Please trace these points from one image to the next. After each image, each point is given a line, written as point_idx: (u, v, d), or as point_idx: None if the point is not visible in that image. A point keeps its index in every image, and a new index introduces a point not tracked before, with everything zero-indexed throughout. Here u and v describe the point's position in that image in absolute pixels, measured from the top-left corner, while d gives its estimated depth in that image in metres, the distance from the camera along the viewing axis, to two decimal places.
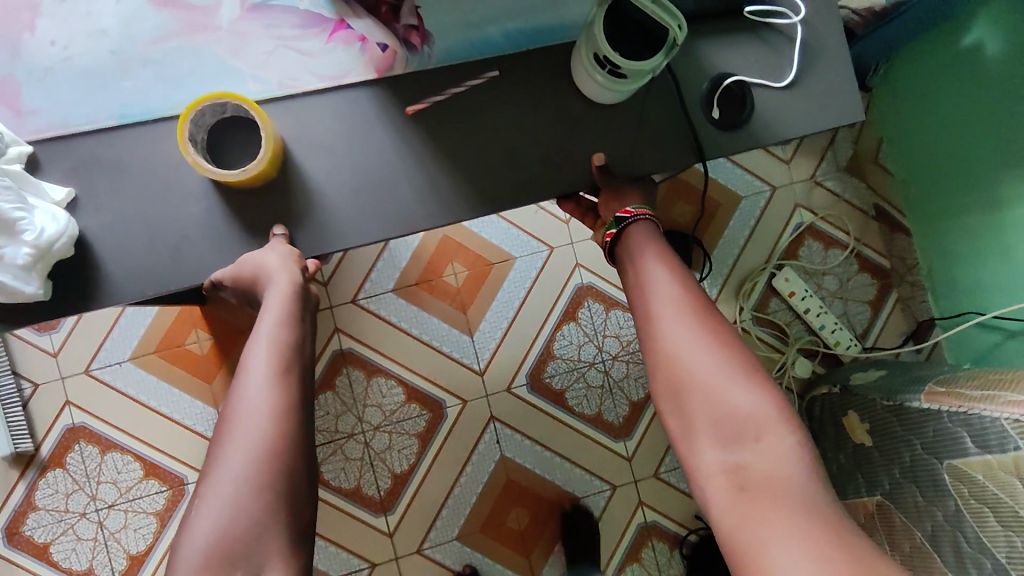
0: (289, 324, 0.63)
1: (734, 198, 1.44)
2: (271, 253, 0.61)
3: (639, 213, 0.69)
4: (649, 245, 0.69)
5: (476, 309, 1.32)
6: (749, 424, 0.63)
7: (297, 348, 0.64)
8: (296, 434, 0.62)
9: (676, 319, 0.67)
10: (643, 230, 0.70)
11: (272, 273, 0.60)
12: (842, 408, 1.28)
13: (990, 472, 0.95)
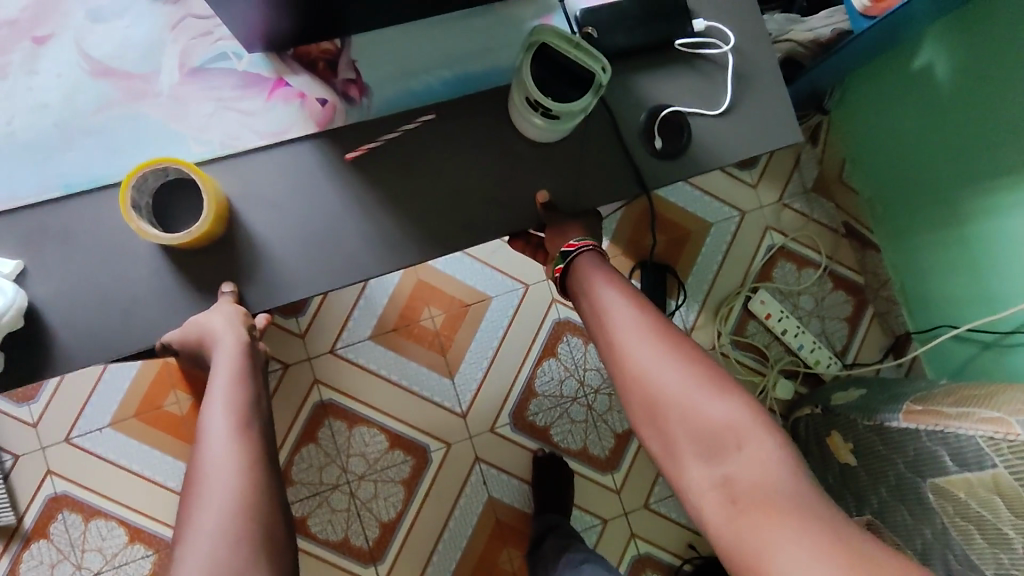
0: (243, 380, 0.62)
1: (703, 224, 1.45)
2: (219, 316, 0.62)
3: (583, 246, 0.69)
4: (599, 273, 0.69)
5: (454, 350, 1.32)
6: (730, 433, 0.59)
7: (255, 405, 0.62)
8: (267, 483, 0.58)
9: (638, 338, 0.65)
10: (589, 260, 0.70)
11: (219, 335, 0.61)
12: (825, 427, 1.27)
13: (971, 490, 0.94)
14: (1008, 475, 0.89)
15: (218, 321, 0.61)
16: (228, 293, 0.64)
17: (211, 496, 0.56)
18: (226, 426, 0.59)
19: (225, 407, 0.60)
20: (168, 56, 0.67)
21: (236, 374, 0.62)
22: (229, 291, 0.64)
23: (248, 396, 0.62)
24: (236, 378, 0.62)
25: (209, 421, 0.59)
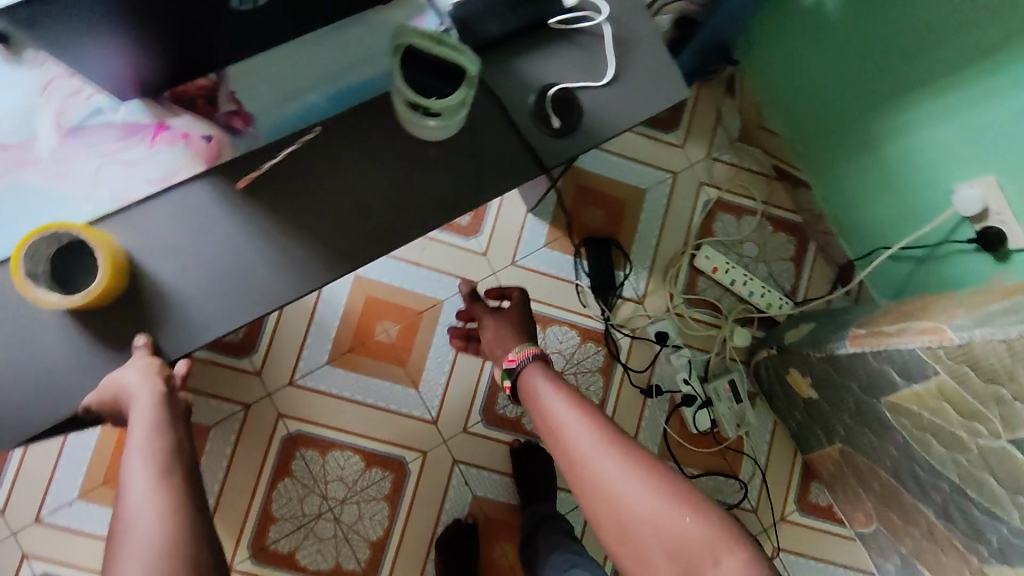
0: (162, 430, 0.60)
1: (637, 192, 1.46)
2: (135, 370, 0.61)
3: (525, 353, 0.82)
4: (543, 381, 0.78)
5: (414, 360, 1.32)
6: (702, 551, 0.62)
7: (176, 452, 0.60)
8: (195, 528, 0.57)
9: (600, 456, 0.69)
10: (533, 366, 0.80)
11: (135, 388, 0.60)
12: (784, 367, 1.29)
13: (923, 403, 1.00)
14: (952, 381, 0.93)
15: (136, 376, 0.61)
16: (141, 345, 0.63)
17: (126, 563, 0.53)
18: (145, 479, 0.56)
19: (144, 460, 0.57)
20: (43, 120, 0.66)
21: (156, 423, 0.60)
22: (141, 344, 0.63)
23: (169, 447, 0.59)
24: (157, 430, 0.59)
25: (128, 472, 0.57)
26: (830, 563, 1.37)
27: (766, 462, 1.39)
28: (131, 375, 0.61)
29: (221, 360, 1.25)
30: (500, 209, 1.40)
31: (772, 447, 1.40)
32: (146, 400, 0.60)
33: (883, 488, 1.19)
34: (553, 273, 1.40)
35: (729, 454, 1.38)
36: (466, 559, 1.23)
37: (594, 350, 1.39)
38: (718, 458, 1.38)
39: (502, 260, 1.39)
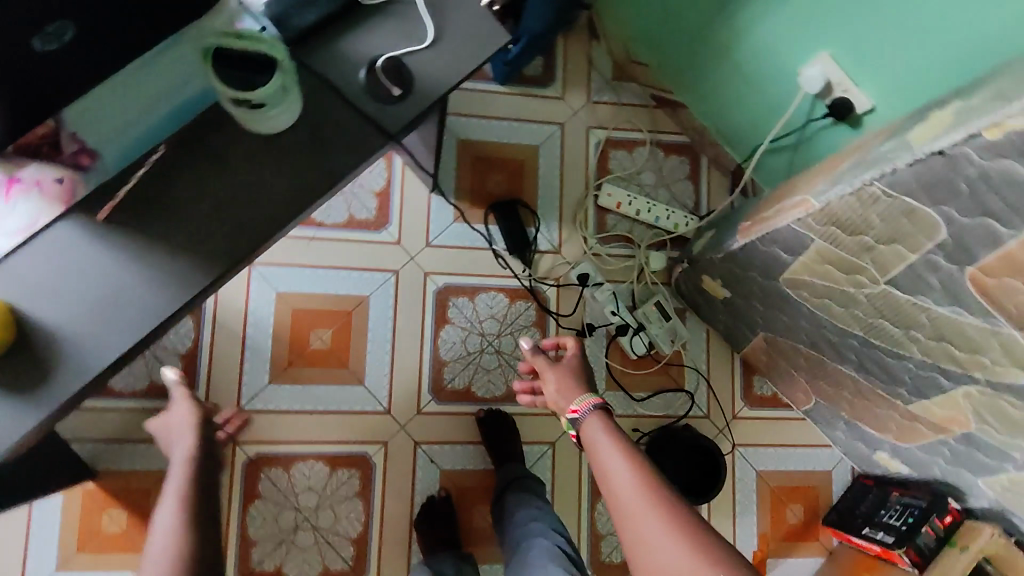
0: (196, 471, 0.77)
1: (531, 149, 1.50)
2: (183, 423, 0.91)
3: (588, 404, 0.95)
4: (603, 433, 0.91)
5: (354, 358, 1.35)
6: None
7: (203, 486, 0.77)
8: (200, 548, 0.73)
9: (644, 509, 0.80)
10: (596, 420, 0.93)
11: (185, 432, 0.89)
12: (697, 276, 1.38)
13: (813, 270, 1.08)
14: (826, 244, 1.02)
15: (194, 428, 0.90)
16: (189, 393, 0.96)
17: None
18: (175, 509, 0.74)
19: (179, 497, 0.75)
20: None
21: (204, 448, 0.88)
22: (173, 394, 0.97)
23: (205, 467, 0.85)
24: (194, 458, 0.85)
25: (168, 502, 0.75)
26: (785, 446, 1.48)
27: (707, 370, 1.49)
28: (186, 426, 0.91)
29: (165, 404, 1.27)
30: (403, 196, 1.42)
31: (709, 354, 1.49)
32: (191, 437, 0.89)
33: (810, 362, 1.29)
34: (468, 245, 1.44)
35: (672, 370, 1.47)
36: (448, 528, 1.29)
37: (525, 306, 1.44)
38: (663, 376, 1.46)
39: (417, 243, 1.42)
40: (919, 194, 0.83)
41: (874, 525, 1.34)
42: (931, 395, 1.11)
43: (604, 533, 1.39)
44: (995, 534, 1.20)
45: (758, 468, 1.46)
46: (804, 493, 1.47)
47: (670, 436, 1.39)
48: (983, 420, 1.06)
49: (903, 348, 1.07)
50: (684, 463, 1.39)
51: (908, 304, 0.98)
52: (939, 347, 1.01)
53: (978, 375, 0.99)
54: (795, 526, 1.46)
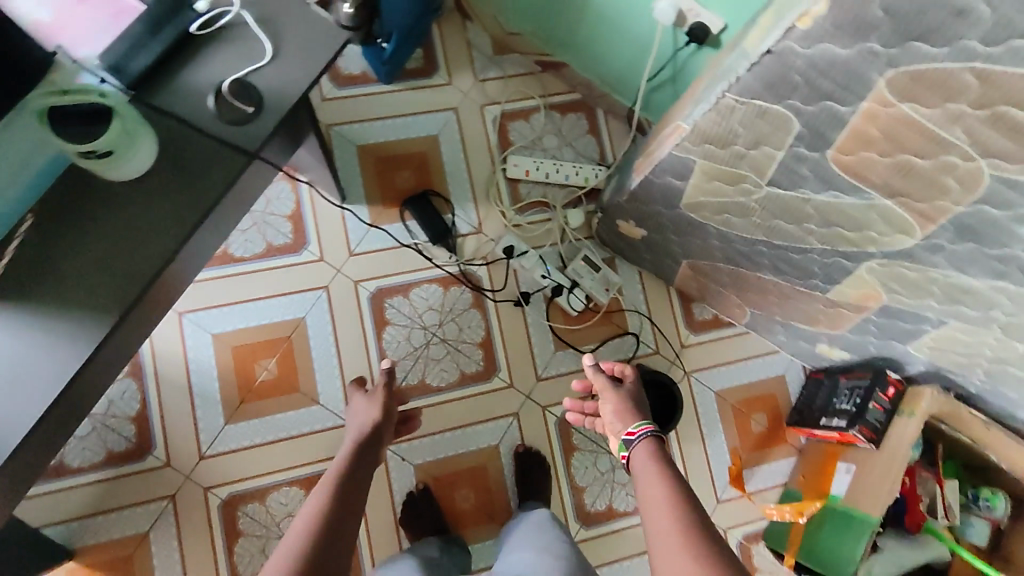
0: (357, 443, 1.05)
1: (430, 139, 1.52)
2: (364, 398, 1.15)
3: (644, 429, 0.99)
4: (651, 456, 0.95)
5: (304, 381, 1.36)
6: None
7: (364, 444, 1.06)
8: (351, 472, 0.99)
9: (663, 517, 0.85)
10: (647, 448, 0.97)
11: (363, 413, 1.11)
12: (614, 222, 1.42)
13: (706, 187, 1.13)
14: (707, 161, 1.07)
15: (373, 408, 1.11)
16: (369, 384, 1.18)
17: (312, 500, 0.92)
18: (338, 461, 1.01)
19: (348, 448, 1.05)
20: None
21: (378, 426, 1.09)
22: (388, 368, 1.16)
23: (369, 442, 1.07)
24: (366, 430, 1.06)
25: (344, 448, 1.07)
26: (736, 361, 1.55)
27: (648, 309, 1.53)
28: (362, 406, 1.14)
29: (127, 469, 1.28)
30: (315, 213, 1.43)
31: (646, 294, 1.54)
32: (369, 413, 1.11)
33: (735, 276, 1.35)
34: (390, 246, 1.45)
35: (614, 316, 1.51)
36: (430, 515, 1.33)
37: (460, 291, 1.46)
38: (606, 324, 1.50)
39: (340, 255, 1.43)
40: (766, 94, 0.88)
41: (828, 413, 1.41)
42: (842, 279, 1.17)
43: (584, 485, 1.44)
44: (934, 394, 1.27)
45: (715, 388, 1.53)
46: (764, 401, 1.54)
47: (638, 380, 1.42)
48: (892, 290, 1.12)
49: (805, 241, 1.12)
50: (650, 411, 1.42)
51: (793, 199, 1.04)
52: (832, 232, 1.07)
53: (872, 249, 1.05)
54: (762, 434, 1.53)
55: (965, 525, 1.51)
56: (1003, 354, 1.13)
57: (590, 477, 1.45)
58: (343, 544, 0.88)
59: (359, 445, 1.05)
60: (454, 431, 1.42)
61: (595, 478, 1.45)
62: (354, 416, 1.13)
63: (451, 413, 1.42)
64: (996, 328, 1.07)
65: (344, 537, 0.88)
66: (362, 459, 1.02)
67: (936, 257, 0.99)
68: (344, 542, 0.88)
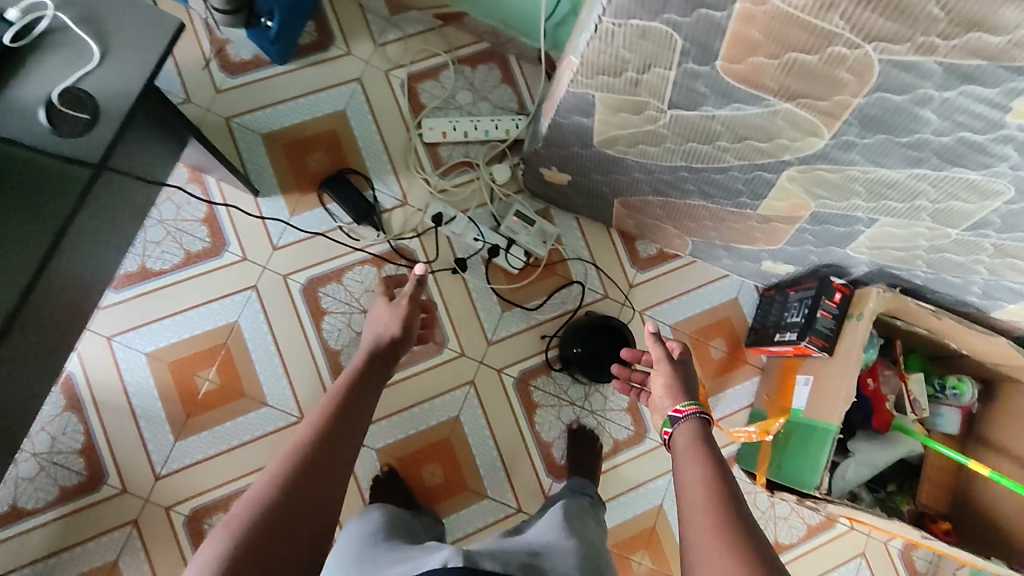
0: (373, 359, 1.10)
1: (338, 115, 1.45)
2: (386, 304, 1.21)
3: (690, 410, 1.04)
4: (696, 439, 1.00)
5: (248, 385, 1.34)
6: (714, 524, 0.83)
7: (376, 361, 1.10)
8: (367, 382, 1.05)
9: (691, 467, 0.95)
10: (692, 431, 1.01)
11: (385, 320, 1.17)
12: (538, 172, 1.36)
13: (613, 119, 1.07)
14: (606, 92, 1.01)
15: (394, 310, 1.18)
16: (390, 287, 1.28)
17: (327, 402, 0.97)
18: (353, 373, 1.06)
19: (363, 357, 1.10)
20: None
21: (398, 334, 1.15)
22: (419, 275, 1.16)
23: (382, 356, 1.12)
24: (387, 333, 1.14)
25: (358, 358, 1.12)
26: (687, 292, 1.52)
27: (590, 255, 1.50)
28: (382, 311, 1.20)
29: (83, 503, 1.26)
30: (230, 212, 1.38)
31: (587, 240, 1.50)
32: (391, 318, 1.17)
33: (667, 207, 1.31)
34: (313, 234, 1.40)
35: (557, 267, 1.47)
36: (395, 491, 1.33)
37: (394, 267, 1.42)
38: (550, 277, 1.47)
39: (264, 251, 1.38)
40: (641, 12, 0.82)
41: (782, 329, 1.39)
42: (768, 193, 1.13)
43: (551, 440, 1.43)
44: (882, 292, 1.24)
45: (670, 323, 1.51)
46: (721, 327, 1.53)
47: (586, 328, 1.40)
48: (817, 195, 1.08)
49: (724, 160, 1.08)
50: (600, 356, 1.41)
51: (697, 119, 0.99)
52: (745, 146, 1.02)
53: (788, 157, 1.01)
54: (723, 360, 1.52)
55: (935, 415, 1.51)
56: (939, 242, 1.10)
57: (556, 432, 1.43)
58: (356, 433, 0.95)
59: (373, 354, 1.11)
60: (412, 409, 1.40)
61: (560, 432, 1.43)
62: (372, 326, 1.19)
63: (405, 391, 1.40)
64: (925, 217, 1.04)
65: (357, 428, 0.96)
66: (375, 369, 1.09)
67: (850, 154, 0.95)
68: (356, 429, 0.96)
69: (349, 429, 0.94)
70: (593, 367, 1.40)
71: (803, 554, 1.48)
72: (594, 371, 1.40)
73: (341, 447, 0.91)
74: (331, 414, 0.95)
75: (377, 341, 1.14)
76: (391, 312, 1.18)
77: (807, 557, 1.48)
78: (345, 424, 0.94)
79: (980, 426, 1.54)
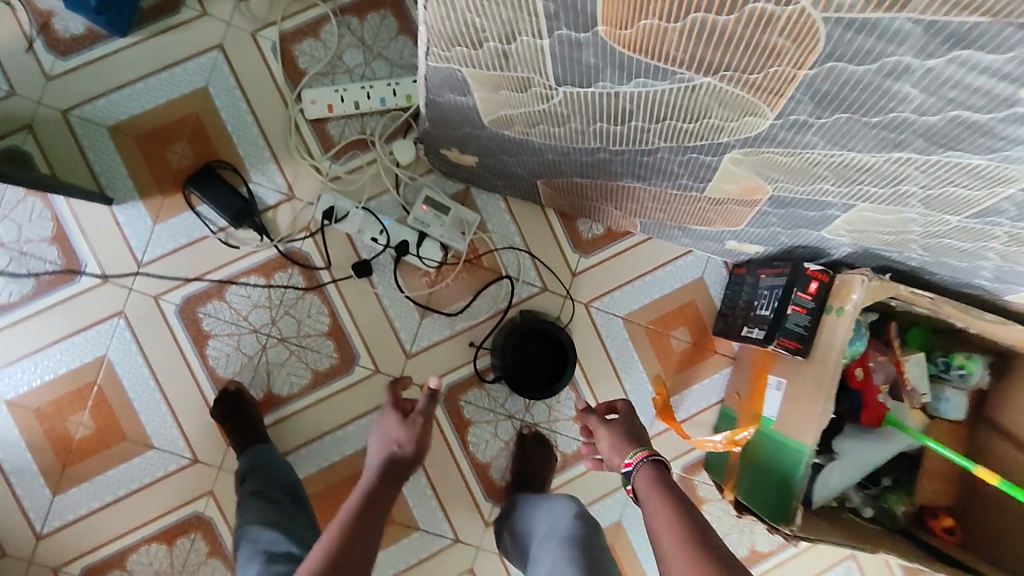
0: (391, 460, 0.94)
1: (199, 94, 1.19)
2: (399, 417, 1.03)
3: (641, 455, 0.86)
4: (653, 485, 0.82)
5: (128, 427, 1.16)
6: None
7: (395, 459, 0.94)
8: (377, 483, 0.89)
9: (661, 508, 0.77)
10: (650, 478, 0.83)
11: (397, 436, 0.98)
12: (441, 154, 1.10)
13: (495, 97, 0.80)
14: (472, 67, 0.74)
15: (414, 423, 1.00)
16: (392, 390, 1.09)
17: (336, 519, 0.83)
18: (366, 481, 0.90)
19: (379, 461, 0.94)
20: None
21: (413, 454, 0.96)
22: (432, 389, 1.02)
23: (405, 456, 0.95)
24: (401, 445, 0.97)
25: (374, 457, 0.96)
26: (642, 276, 1.28)
27: (523, 242, 1.25)
28: (397, 421, 1.02)
29: None
30: (81, 227, 1.16)
31: (518, 224, 1.25)
32: (405, 433, 0.99)
33: (598, 187, 1.05)
34: (183, 243, 1.18)
35: (482, 261, 1.24)
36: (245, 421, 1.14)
37: (286, 275, 1.20)
38: (475, 273, 1.24)
39: (128, 270, 1.17)
40: None
41: (751, 321, 1.16)
42: (712, 176, 0.86)
43: (489, 461, 1.25)
44: (867, 282, 0.99)
45: (623, 314, 1.28)
46: (683, 314, 1.29)
47: (517, 332, 1.18)
48: (774, 179, 0.82)
49: (648, 141, 0.81)
50: (537, 366, 1.20)
51: (596, 97, 0.72)
52: (668, 126, 0.75)
53: (726, 139, 0.74)
54: (686, 352, 1.30)
55: (939, 401, 1.30)
56: (936, 228, 0.84)
57: (495, 450, 1.25)
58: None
59: (388, 461, 0.94)
60: (325, 437, 1.22)
61: (499, 451, 1.25)
62: (386, 436, 1.00)
63: (315, 419, 1.22)
64: (915, 204, 0.78)
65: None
66: (382, 491, 0.88)
67: (807, 137, 0.69)
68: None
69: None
70: (529, 381, 1.19)
71: (782, 563, 1.32)
72: (529, 387, 1.18)
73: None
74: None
75: (388, 457, 0.95)
76: (405, 425, 1.00)
77: (786, 566, 1.32)
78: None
79: (992, 409, 1.32)
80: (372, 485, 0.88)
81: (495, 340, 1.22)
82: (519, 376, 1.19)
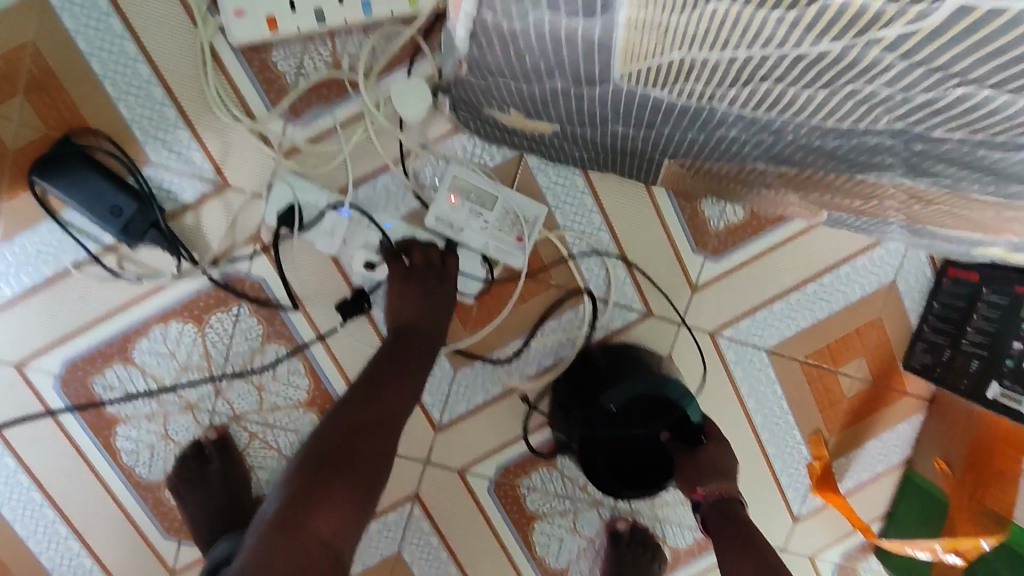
0: (421, 313, 0.67)
1: (33, 6, 0.65)
2: (426, 277, 0.68)
3: (717, 489, 0.68)
4: (727, 526, 0.65)
5: (16, 562, 0.75)
6: None
7: (421, 318, 0.67)
8: (409, 348, 0.66)
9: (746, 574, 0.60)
10: (723, 517, 0.67)
11: (411, 300, 0.67)
12: (480, 113, 0.58)
13: (677, 24, 0.29)
14: None
15: (437, 300, 0.68)
16: (403, 254, 0.69)
17: (357, 384, 0.62)
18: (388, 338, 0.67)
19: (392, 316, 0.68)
20: None
21: (437, 318, 0.68)
22: (429, 292, 0.68)
23: (436, 305, 0.68)
24: (426, 306, 0.68)
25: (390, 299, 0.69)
26: (800, 286, 0.81)
27: (613, 241, 0.77)
28: (421, 281, 0.68)
29: None
30: None
31: (606, 211, 0.76)
32: (415, 297, 0.68)
33: (788, 177, 0.54)
34: (46, 277, 0.70)
35: (548, 276, 0.77)
36: (216, 499, 0.73)
37: (229, 318, 0.73)
38: (537, 296, 0.77)
39: None
40: None
41: (1013, 378, 0.67)
42: None
43: (564, 567, 0.84)
44: None
45: (770, 345, 0.82)
46: (861, 340, 0.83)
47: (589, 402, 0.68)
48: None
49: None
50: (635, 449, 0.70)
51: None
52: None
53: None
54: (861, 396, 0.85)
55: None
56: None
57: (573, 552, 0.84)
58: (353, 509, 0.54)
59: (418, 307, 0.67)
60: None
61: (579, 553, 0.84)
62: (397, 306, 0.68)
63: None
64: None
65: (357, 496, 0.54)
66: (398, 358, 0.64)
67: None
68: (348, 500, 0.54)
69: (335, 514, 0.53)
70: (611, 466, 0.70)
71: None
72: (609, 477, 0.70)
73: (312, 555, 0.50)
74: (323, 461, 0.55)
75: (412, 309, 0.67)
76: (437, 287, 0.68)
77: None
78: (334, 492, 0.53)
79: None
80: (386, 357, 0.64)
81: (574, 392, 0.72)
82: (598, 457, 0.69)
